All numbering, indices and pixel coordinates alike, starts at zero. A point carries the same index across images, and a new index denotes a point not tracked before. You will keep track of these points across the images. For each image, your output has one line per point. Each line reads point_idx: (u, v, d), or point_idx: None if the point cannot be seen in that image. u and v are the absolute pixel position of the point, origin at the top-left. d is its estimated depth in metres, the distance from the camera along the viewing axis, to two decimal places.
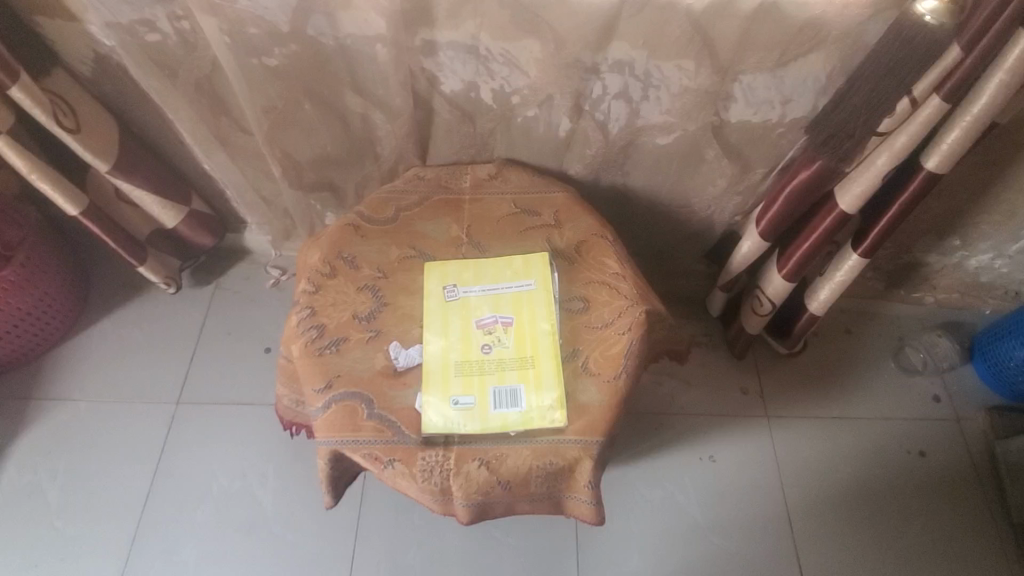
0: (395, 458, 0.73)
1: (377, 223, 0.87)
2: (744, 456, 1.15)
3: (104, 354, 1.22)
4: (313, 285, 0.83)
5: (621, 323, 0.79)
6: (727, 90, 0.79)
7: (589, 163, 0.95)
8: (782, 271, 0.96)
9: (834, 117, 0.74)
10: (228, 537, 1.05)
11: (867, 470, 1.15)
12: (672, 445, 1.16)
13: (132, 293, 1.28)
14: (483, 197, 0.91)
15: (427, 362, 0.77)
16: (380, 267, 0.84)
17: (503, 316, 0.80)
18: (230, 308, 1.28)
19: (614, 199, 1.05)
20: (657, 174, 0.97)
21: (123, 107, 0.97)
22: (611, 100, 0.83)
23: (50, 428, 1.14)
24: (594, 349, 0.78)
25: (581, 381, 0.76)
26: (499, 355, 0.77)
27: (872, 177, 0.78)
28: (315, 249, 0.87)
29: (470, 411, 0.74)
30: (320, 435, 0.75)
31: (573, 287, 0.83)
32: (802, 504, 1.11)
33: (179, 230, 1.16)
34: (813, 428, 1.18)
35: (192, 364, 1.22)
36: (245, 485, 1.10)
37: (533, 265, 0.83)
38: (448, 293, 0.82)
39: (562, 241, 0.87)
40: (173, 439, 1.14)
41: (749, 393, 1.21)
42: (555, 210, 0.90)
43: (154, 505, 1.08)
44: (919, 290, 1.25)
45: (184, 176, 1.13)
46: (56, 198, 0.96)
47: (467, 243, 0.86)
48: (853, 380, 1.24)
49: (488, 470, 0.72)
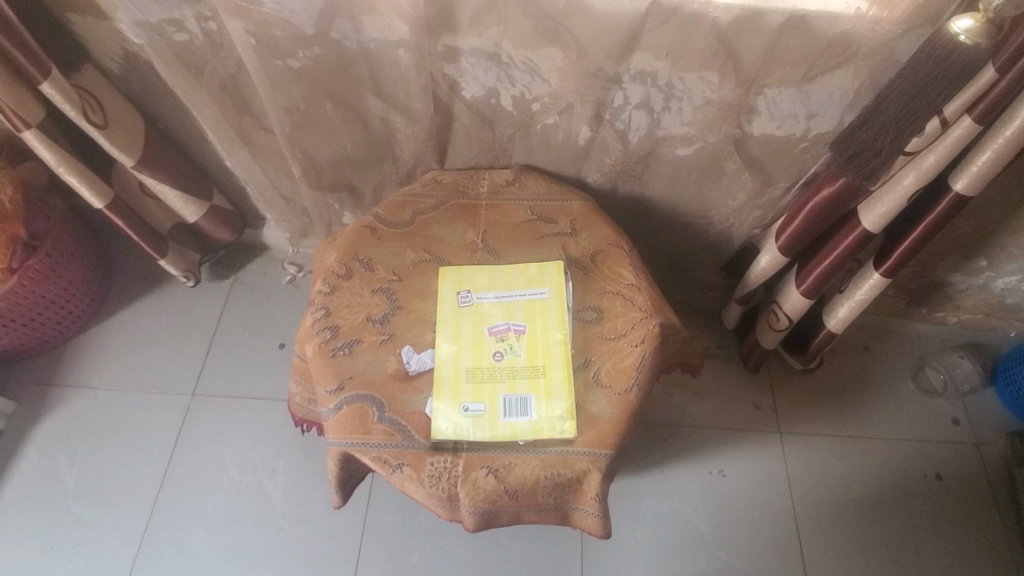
0: (404, 462, 0.73)
1: (393, 225, 0.88)
2: (756, 472, 1.14)
3: (124, 344, 1.24)
4: (328, 286, 0.83)
5: (635, 334, 0.79)
6: (751, 103, 0.78)
7: (606, 172, 0.95)
8: (800, 287, 0.94)
9: (860, 135, 0.73)
10: (238, 531, 1.06)
11: (881, 491, 1.13)
12: (682, 457, 1.15)
13: (152, 284, 1.31)
14: (500, 203, 0.91)
15: (438, 367, 0.77)
16: (396, 270, 0.85)
17: (515, 324, 0.80)
18: (246, 302, 1.30)
19: (631, 209, 1.04)
20: (676, 185, 0.96)
21: (149, 103, 0.99)
22: (632, 110, 0.82)
23: (70, 413, 1.17)
24: (606, 360, 0.78)
25: (592, 392, 0.76)
26: (510, 363, 0.77)
27: (898, 197, 0.76)
28: (332, 249, 0.87)
29: (480, 419, 0.74)
30: (331, 436, 0.75)
31: (587, 297, 0.83)
32: (812, 523, 1.10)
33: (201, 225, 1.18)
34: (827, 447, 1.16)
35: (207, 357, 1.24)
36: (255, 479, 1.11)
37: (548, 273, 0.83)
38: (461, 298, 0.82)
39: (578, 251, 0.87)
40: (187, 430, 1.16)
41: (762, 409, 1.20)
42: (571, 219, 0.89)
43: (167, 494, 1.10)
44: (942, 309, 1.22)
45: (205, 171, 1.14)
46: (82, 190, 0.98)
47: (483, 249, 0.86)
48: (870, 399, 1.21)
49: (496, 479, 0.72)
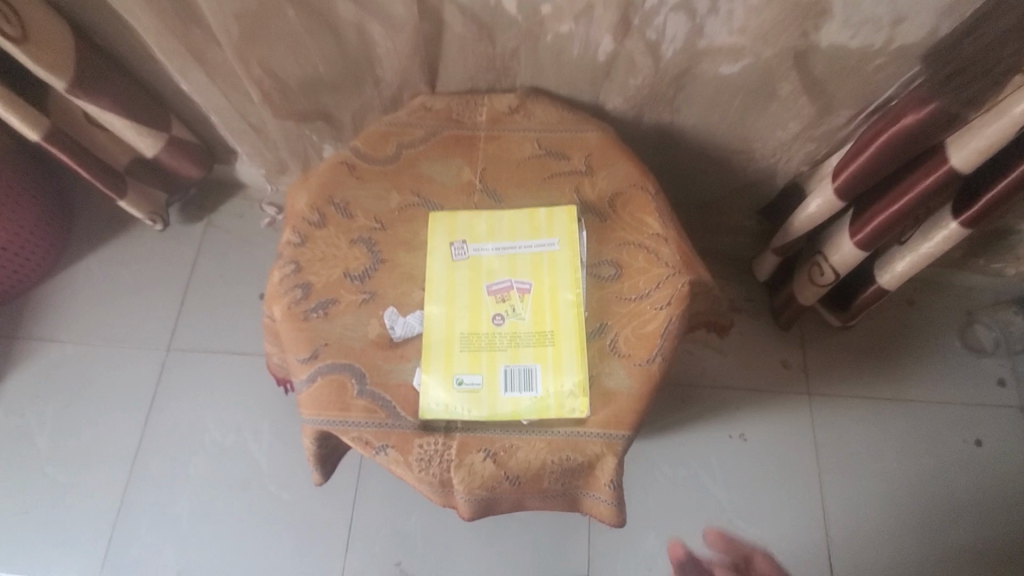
0: (388, 444, 0.63)
1: (375, 162, 0.75)
2: (780, 437, 1.05)
3: (91, 294, 1.14)
4: (299, 235, 0.71)
5: (660, 295, 0.67)
6: (824, 4, 0.60)
7: (630, 96, 0.78)
8: (856, 237, 0.80)
9: (967, 49, 0.61)
10: (224, 493, 1.00)
11: (914, 458, 1.04)
12: (701, 419, 1.06)
13: (117, 227, 1.18)
14: (501, 135, 0.76)
15: (428, 333, 0.66)
16: (378, 217, 0.72)
17: (519, 281, 0.68)
18: (222, 247, 1.18)
19: (657, 143, 0.88)
20: (714, 113, 0.80)
21: (79, 10, 0.82)
22: (669, 13, 0.65)
23: (37, 370, 1.08)
24: (625, 325, 0.66)
25: (608, 363, 0.65)
26: (513, 328, 0.66)
27: (1004, 127, 0.61)
28: (303, 190, 0.75)
29: (477, 394, 0.63)
30: (304, 412, 0.65)
31: (604, 251, 0.70)
32: (838, 490, 1.02)
33: (162, 160, 1.03)
34: (859, 410, 1.07)
35: (183, 308, 1.13)
36: (239, 441, 1.04)
37: (557, 221, 0.70)
38: (455, 250, 0.70)
39: (594, 194, 0.73)
40: (164, 387, 1.07)
41: (790, 368, 1.09)
42: (586, 154, 0.75)
43: (146, 454, 1.03)
44: (1002, 262, 1.06)
45: (160, 97, 0.98)
46: (11, 120, 0.83)
47: (481, 191, 0.73)
48: (910, 358, 1.10)
49: (495, 464, 0.62)
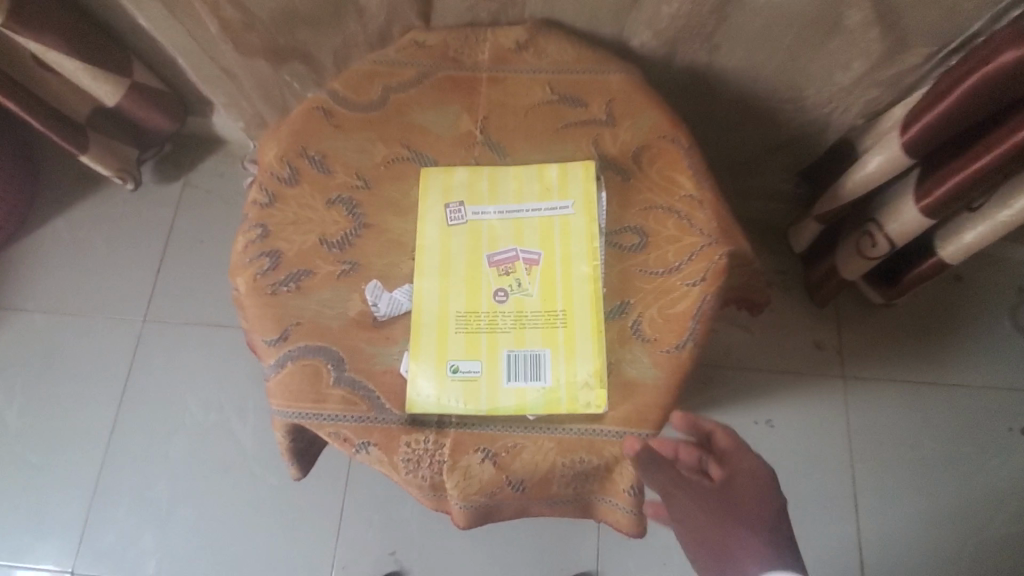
0: (370, 441, 0.53)
1: (357, 108, 0.63)
2: (810, 423, 0.96)
3: (60, 259, 1.04)
4: (268, 194, 0.61)
5: (692, 270, 0.56)
6: None
7: (662, 30, 0.66)
8: (921, 202, 0.69)
9: None
10: (205, 476, 0.93)
11: (957, 448, 0.95)
12: (724, 403, 0.96)
13: (86, 185, 1.07)
14: (506, 76, 0.64)
15: (418, 311, 0.56)
16: (361, 173, 0.61)
17: (526, 251, 0.57)
18: (201, 209, 1.07)
19: (688, 90, 0.75)
20: (760, 51, 0.67)
21: None
22: None
23: (4, 341, 1.00)
24: (651, 305, 0.56)
25: (630, 350, 0.55)
26: (518, 307, 0.56)
27: None
28: (274, 141, 0.63)
29: (474, 385, 0.53)
30: (273, 402, 0.55)
31: (627, 216, 0.59)
32: (872, 482, 0.93)
33: (127, 110, 0.92)
34: (899, 395, 0.97)
35: (159, 275, 1.04)
36: (221, 420, 0.96)
37: (571, 180, 0.60)
38: (451, 214, 0.59)
39: (616, 148, 0.61)
40: (140, 361, 0.99)
41: (824, 348, 0.99)
42: (607, 100, 0.63)
43: (122, 433, 0.95)
44: None
45: (119, 35, 0.86)
46: None
47: (482, 144, 0.62)
48: (958, 339, 0.99)
49: (495, 466, 0.53)
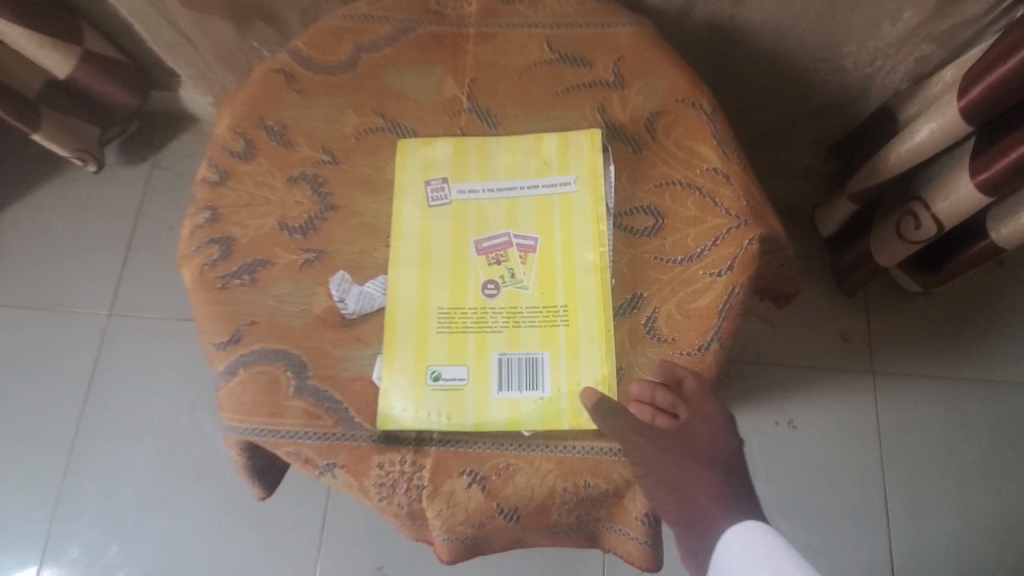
0: (337, 462, 0.45)
1: (323, 70, 0.54)
2: (836, 424, 0.87)
3: (18, 248, 0.96)
4: (219, 171, 0.52)
5: (717, 256, 0.48)
6: None
7: None
8: (979, 176, 0.59)
9: None
10: (176, 483, 0.86)
11: (997, 450, 0.87)
12: (741, 402, 0.88)
13: (46, 168, 0.99)
14: (497, 31, 0.54)
15: (394, 308, 0.47)
16: (328, 146, 0.52)
17: (520, 236, 0.49)
18: (171, 192, 0.99)
19: (708, 49, 0.66)
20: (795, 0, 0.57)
21: None
22: None
23: None
24: (668, 299, 0.47)
25: (644, 353, 0.46)
26: (511, 302, 0.47)
27: None
28: (227, 109, 0.54)
29: (459, 395, 0.45)
30: (223, 415, 0.47)
31: (639, 193, 0.50)
32: (903, 488, 0.85)
33: (80, 82, 0.83)
34: (934, 392, 0.88)
35: (126, 265, 0.95)
36: (194, 423, 0.88)
37: (574, 152, 0.50)
38: (432, 193, 0.50)
39: (626, 115, 0.52)
40: (106, 359, 0.91)
41: (852, 341, 0.90)
42: (615, 57, 0.53)
43: (87, 437, 0.88)
44: None
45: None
46: None
47: (469, 110, 0.53)
48: (999, 330, 0.90)
49: (484, 492, 0.44)
